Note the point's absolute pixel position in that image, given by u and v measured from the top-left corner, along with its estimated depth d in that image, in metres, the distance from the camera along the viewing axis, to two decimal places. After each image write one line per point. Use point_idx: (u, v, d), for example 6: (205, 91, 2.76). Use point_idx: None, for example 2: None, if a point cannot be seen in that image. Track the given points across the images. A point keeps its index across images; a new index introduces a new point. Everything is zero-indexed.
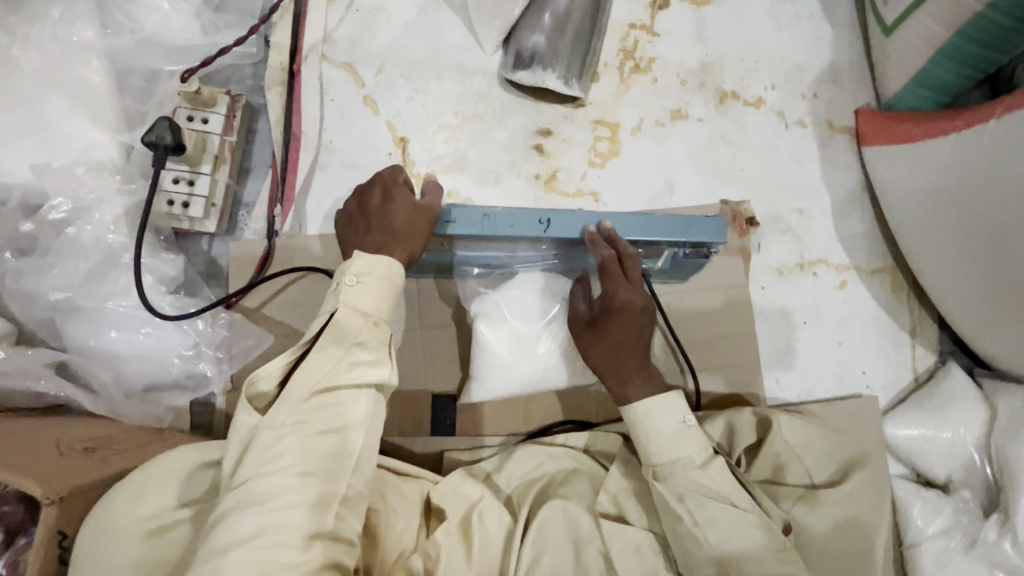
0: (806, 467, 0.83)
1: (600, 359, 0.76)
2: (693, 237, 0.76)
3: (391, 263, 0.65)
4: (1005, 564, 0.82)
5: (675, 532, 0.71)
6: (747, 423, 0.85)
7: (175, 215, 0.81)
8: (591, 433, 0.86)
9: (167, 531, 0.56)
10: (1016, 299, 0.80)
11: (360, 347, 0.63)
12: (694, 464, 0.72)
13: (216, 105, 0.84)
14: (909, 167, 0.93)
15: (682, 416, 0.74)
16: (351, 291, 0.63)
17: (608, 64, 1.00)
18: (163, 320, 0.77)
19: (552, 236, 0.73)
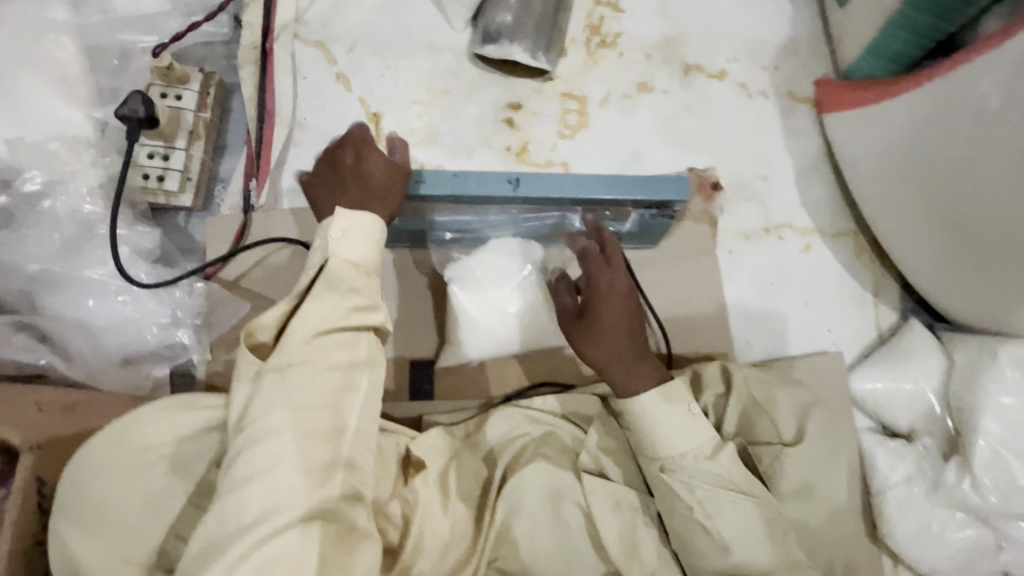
0: (772, 419, 0.84)
1: (600, 353, 0.74)
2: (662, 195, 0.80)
3: (370, 220, 0.66)
4: (963, 502, 0.87)
5: (683, 522, 0.71)
6: (714, 375, 0.88)
7: (152, 189, 0.83)
8: (569, 396, 0.86)
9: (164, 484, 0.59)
10: (975, 247, 0.83)
11: (355, 292, 0.63)
12: (705, 455, 0.72)
13: (189, 82, 0.85)
14: (867, 132, 0.96)
15: (686, 406, 0.74)
16: (339, 243, 0.64)
17: (575, 40, 1.03)
18: (140, 290, 0.78)
19: (522, 194, 0.74)
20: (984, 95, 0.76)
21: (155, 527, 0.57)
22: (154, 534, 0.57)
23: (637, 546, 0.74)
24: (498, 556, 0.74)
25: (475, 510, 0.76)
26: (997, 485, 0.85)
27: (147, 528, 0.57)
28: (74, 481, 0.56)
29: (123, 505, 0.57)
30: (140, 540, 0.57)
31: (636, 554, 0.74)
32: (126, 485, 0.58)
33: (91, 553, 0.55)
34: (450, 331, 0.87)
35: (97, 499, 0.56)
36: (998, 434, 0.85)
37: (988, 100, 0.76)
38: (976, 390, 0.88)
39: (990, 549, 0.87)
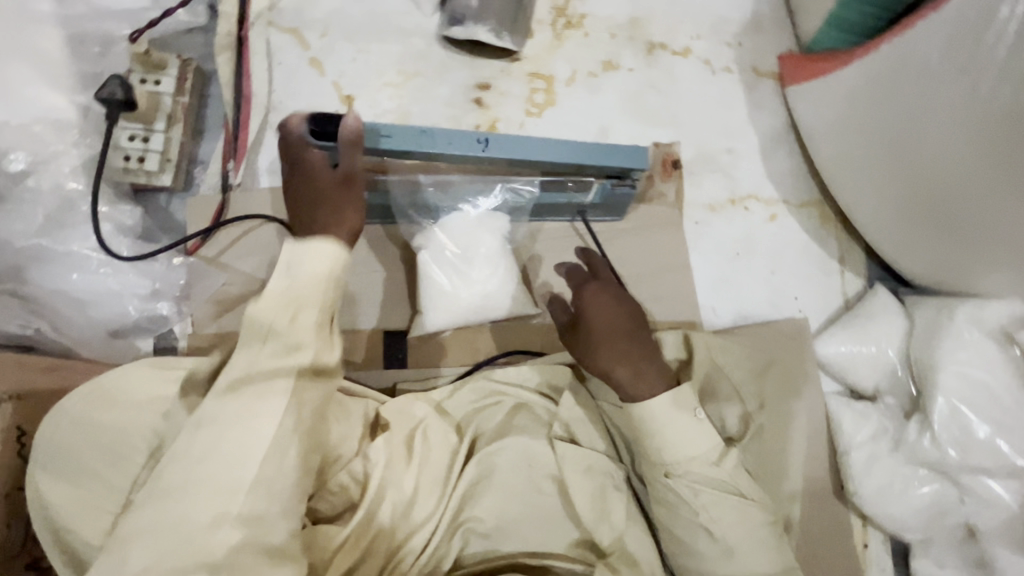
0: (733, 383, 0.92)
1: (606, 362, 0.75)
2: (622, 163, 0.82)
3: (323, 255, 0.63)
4: (926, 459, 0.88)
5: (682, 523, 0.74)
6: (673, 342, 0.92)
7: (132, 169, 0.86)
8: (540, 369, 0.88)
9: (133, 436, 0.62)
10: (933, 205, 0.85)
11: (279, 338, 0.60)
12: (710, 461, 0.74)
13: (167, 67, 0.90)
14: (823, 103, 0.99)
15: (694, 411, 0.75)
16: (279, 284, 0.62)
17: (542, 22, 1.06)
18: (121, 262, 0.84)
19: (491, 154, 0.78)
20: (927, 54, 0.80)
21: (124, 477, 0.61)
22: (122, 484, 0.60)
23: (606, 508, 0.77)
24: (467, 517, 0.74)
25: (445, 471, 0.77)
26: (954, 440, 0.87)
27: (115, 476, 0.61)
28: (50, 432, 0.61)
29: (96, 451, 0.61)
30: (110, 488, 0.60)
31: (606, 515, 0.76)
32: (99, 435, 0.62)
33: (65, 496, 0.59)
34: (420, 303, 0.90)
35: (71, 444, 0.61)
36: (959, 392, 0.87)
37: (932, 60, 0.79)
38: (933, 348, 0.90)
39: (952, 503, 0.89)
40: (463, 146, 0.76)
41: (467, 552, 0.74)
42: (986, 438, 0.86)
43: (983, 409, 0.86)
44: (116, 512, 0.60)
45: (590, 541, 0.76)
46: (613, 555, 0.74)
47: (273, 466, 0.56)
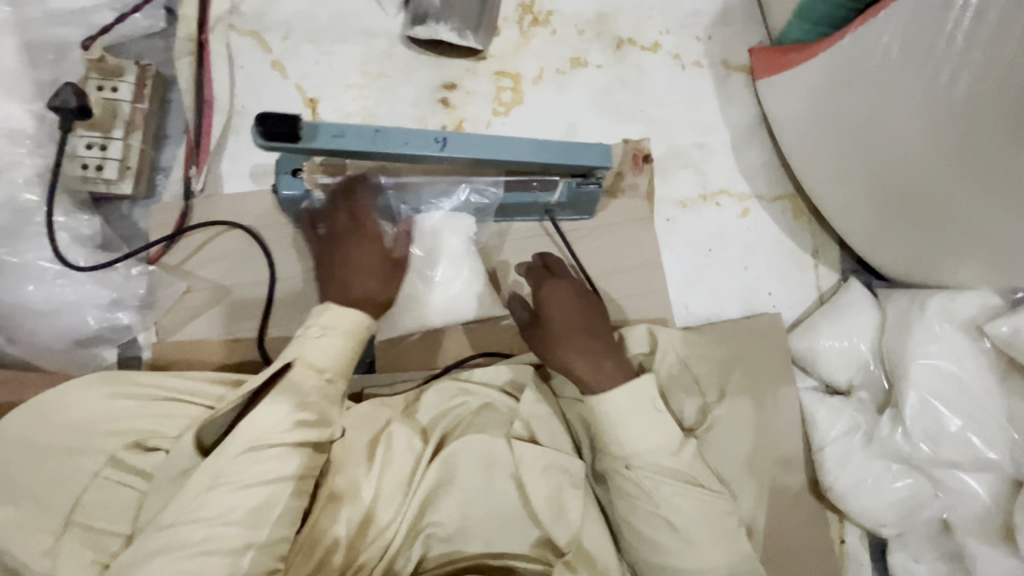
0: (693, 375, 0.93)
1: (570, 357, 0.78)
2: (585, 163, 0.79)
3: (357, 321, 0.71)
4: (898, 454, 0.88)
5: (638, 512, 0.75)
6: (640, 335, 0.92)
7: (91, 178, 0.86)
8: (511, 368, 0.88)
9: (84, 455, 0.63)
10: (901, 198, 0.84)
11: (306, 403, 0.65)
12: (669, 452, 0.77)
13: (125, 74, 0.89)
14: (790, 96, 0.98)
15: (652, 403, 0.78)
16: (314, 342, 0.69)
17: (508, 19, 1.05)
18: (77, 273, 0.82)
19: (449, 155, 0.74)
20: (886, 46, 0.79)
21: (67, 495, 0.61)
22: (63, 503, 0.61)
23: (563, 506, 0.77)
24: (427, 523, 0.75)
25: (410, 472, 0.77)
26: (925, 434, 0.86)
27: (57, 495, 0.61)
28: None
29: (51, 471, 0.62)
30: (51, 507, 0.60)
31: (563, 514, 0.77)
32: (45, 458, 0.62)
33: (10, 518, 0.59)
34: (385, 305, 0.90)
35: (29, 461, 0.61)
36: (929, 386, 0.86)
37: (892, 52, 0.79)
38: (906, 340, 0.89)
39: (927, 497, 0.88)
40: (419, 146, 0.73)
41: (430, 555, 0.75)
42: (957, 431, 0.85)
43: (954, 402, 0.86)
44: (57, 533, 0.59)
45: (549, 541, 0.77)
46: (570, 552, 0.75)
47: (259, 492, 0.61)
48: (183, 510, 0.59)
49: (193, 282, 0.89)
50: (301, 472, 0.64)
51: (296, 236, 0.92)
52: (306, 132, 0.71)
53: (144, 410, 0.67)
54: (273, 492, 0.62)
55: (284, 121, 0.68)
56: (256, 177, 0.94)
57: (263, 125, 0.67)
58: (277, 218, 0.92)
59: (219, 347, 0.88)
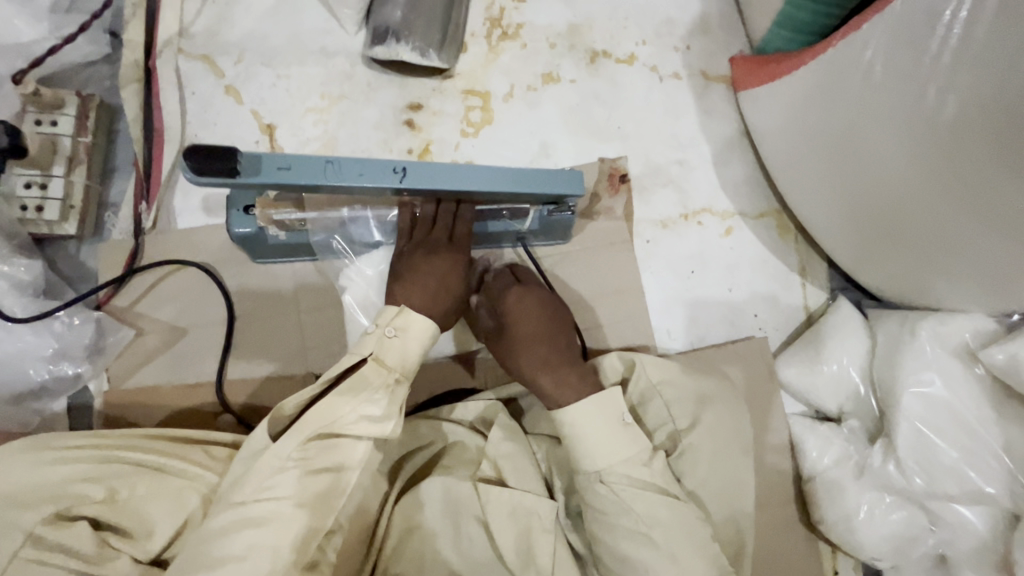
0: (666, 401, 0.81)
1: (536, 370, 0.75)
2: (553, 191, 0.73)
3: (428, 324, 0.67)
4: (890, 485, 0.84)
5: (612, 530, 0.69)
6: (612, 364, 0.83)
7: (31, 220, 0.81)
8: (482, 405, 0.83)
9: (3, 531, 0.56)
10: (888, 219, 0.80)
11: (369, 402, 0.62)
12: (641, 462, 0.71)
13: (65, 106, 0.84)
14: (772, 110, 0.93)
15: (620, 415, 0.72)
16: (390, 342, 0.65)
17: (475, 34, 1.00)
18: (16, 325, 0.78)
19: (408, 187, 0.67)
20: (869, 62, 0.75)
21: None
22: None
23: (533, 551, 0.71)
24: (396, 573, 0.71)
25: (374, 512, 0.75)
26: (918, 466, 0.82)
27: None
28: None
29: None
30: None
31: (532, 561, 0.71)
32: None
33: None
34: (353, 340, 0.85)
35: None
36: (920, 413, 0.83)
37: (876, 68, 0.74)
38: (896, 367, 0.85)
39: (922, 530, 0.84)
40: (376, 179, 0.65)
41: None
42: (952, 464, 0.81)
43: (949, 433, 0.82)
44: None
45: None
46: None
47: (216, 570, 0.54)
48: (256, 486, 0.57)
49: (143, 324, 0.85)
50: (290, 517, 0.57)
51: (254, 271, 0.87)
52: (248, 166, 0.62)
53: (77, 475, 0.60)
54: (340, 477, 0.61)
55: (220, 156, 0.59)
56: (210, 210, 0.89)
57: (194, 159, 0.58)
58: (234, 253, 0.87)
59: (171, 390, 0.83)
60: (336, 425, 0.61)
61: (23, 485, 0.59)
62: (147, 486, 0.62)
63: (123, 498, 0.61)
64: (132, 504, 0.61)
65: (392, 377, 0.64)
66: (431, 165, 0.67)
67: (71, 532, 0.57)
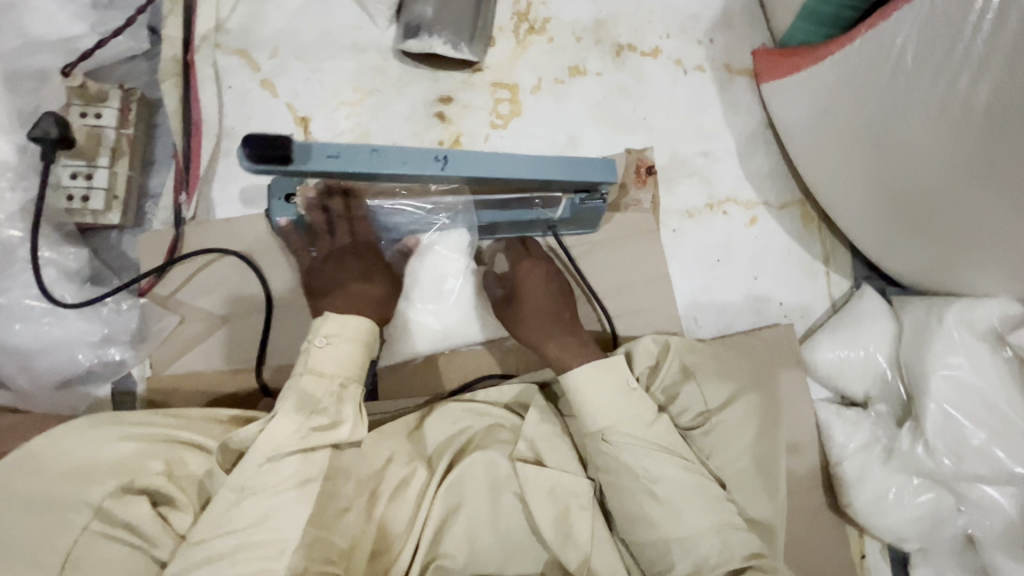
0: (700, 386, 0.81)
1: (561, 353, 0.78)
2: (588, 178, 0.75)
3: (358, 325, 0.70)
4: (919, 468, 0.85)
5: (629, 492, 0.71)
6: (647, 349, 0.84)
7: (77, 209, 0.84)
8: (515, 391, 0.85)
9: (73, 507, 0.58)
10: (916, 205, 0.82)
11: (320, 412, 0.65)
12: (645, 421, 0.74)
13: (108, 99, 0.86)
14: (797, 100, 0.94)
15: (626, 379, 0.75)
16: (321, 352, 0.67)
17: (503, 28, 1.02)
18: (65, 310, 0.80)
19: (451, 174, 0.68)
20: (900, 50, 0.76)
21: (54, 551, 0.56)
22: (54, 560, 0.56)
23: (571, 529, 0.72)
24: (438, 554, 0.72)
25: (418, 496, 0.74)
26: (949, 448, 0.83)
27: (45, 553, 0.56)
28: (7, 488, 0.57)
29: (47, 524, 0.57)
30: (38, 567, 0.55)
31: (571, 538, 0.72)
32: (35, 510, 0.57)
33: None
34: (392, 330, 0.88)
35: (34, 501, 0.57)
36: (947, 396, 0.84)
37: (906, 56, 0.76)
38: (924, 352, 0.87)
39: (950, 512, 0.86)
40: (420, 165, 0.67)
41: None
42: (981, 445, 0.82)
43: (977, 415, 0.83)
44: None
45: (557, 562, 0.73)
46: None
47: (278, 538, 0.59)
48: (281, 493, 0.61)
49: (183, 312, 0.87)
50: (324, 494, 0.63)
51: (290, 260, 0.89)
52: (300, 154, 0.63)
53: (138, 450, 0.62)
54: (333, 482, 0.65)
55: (276, 144, 0.61)
56: (248, 201, 0.91)
57: (253, 147, 0.60)
58: (271, 243, 0.89)
59: (214, 377, 0.85)
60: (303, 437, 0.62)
61: (85, 458, 0.60)
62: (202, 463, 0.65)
63: (180, 474, 0.63)
64: (189, 480, 0.64)
65: (335, 383, 0.67)
66: (473, 152, 0.69)
67: (135, 506, 0.60)
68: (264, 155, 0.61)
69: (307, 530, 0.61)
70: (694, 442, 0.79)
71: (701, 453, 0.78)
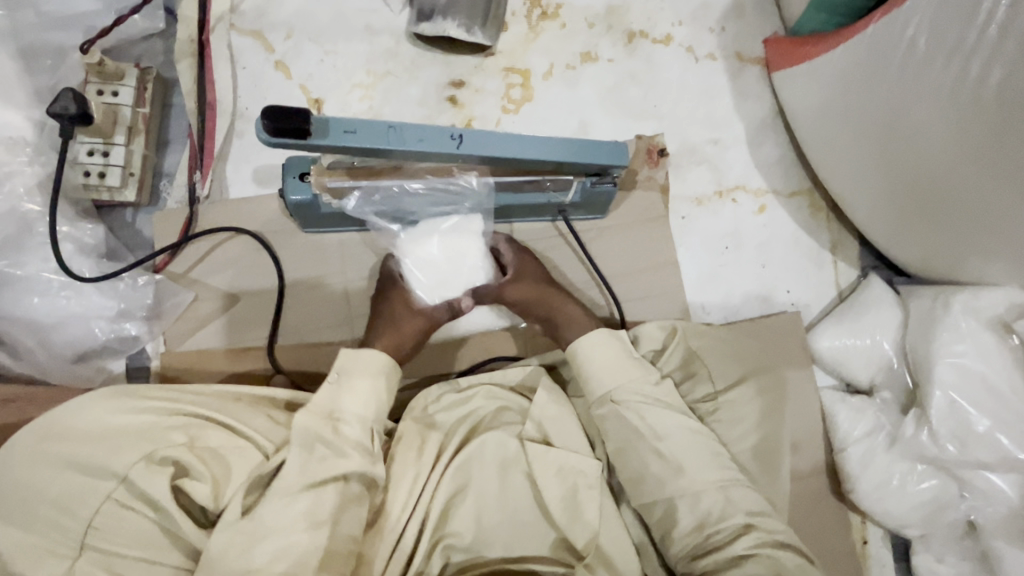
0: (709, 368, 0.82)
1: (574, 332, 0.81)
2: (599, 162, 0.75)
3: (372, 356, 0.75)
4: (923, 454, 0.86)
5: (636, 471, 0.72)
6: (654, 332, 0.85)
7: (93, 185, 0.85)
8: (524, 370, 0.85)
9: (95, 473, 0.59)
10: (926, 192, 0.82)
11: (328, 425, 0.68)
12: (650, 382, 0.76)
13: (124, 78, 0.87)
14: (809, 87, 0.94)
15: (628, 348, 0.79)
16: (329, 386, 0.72)
17: (516, 14, 1.02)
18: (83, 284, 0.82)
19: (464, 154, 0.69)
20: (912, 37, 0.76)
21: (77, 518, 0.58)
22: (77, 527, 0.58)
23: (579, 507, 0.73)
24: (445, 533, 0.72)
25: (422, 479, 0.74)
26: (953, 434, 0.84)
27: (70, 517, 0.58)
28: (33, 453, 0.59)
29: (72, 487, 0.59)
30: (63, 528, 0.58)
31: (579, 517, 0.73)
32: (59, 474, 0.59)
33: (15, 537, 0.57)
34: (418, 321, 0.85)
35: (58, 468, 0.59)
36: (952, 383, 0.85)
37: (918, 43, 0.76)
38: (930, 340, 0.88)
39: (952, 498, 0.87)
40: (435, 144, 0.67)
41: (452, 562, 0.72)
42: (985, 432, 0.83)
43: (982, 402, 0.84)
44: (74, 557, 0.57)
45: (567, 543, 0.73)
46: (590, 557, 0.71)
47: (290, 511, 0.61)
48: (298, 464, 0.64)
49: (197, 290, 0.88)
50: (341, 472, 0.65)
51: (303, 240, 0.90)
52: (317, 128, 0.64)
53: (161, 423, 0.64)
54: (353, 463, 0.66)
55: (295, 117, 0.62)
56: (261, 181, 0.92)
57: (272, 119, 0.61)
58: (285, 223, 0.90)
59: (227, 355, 0.86)
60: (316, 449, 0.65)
61: (105, 427, 0.62)
62: (223, 440, 0.65)
63: (203, 449, 0.64)
64: (211, 455, 0.63)
65: (338, 401, 0.70)
66: (488, 132, 0.69)
67: (158, 479, 0.60)
68: (281, 128, 0.62)
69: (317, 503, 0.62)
70: (709, 421, 0.79)
71: (717, 432, 0.78)
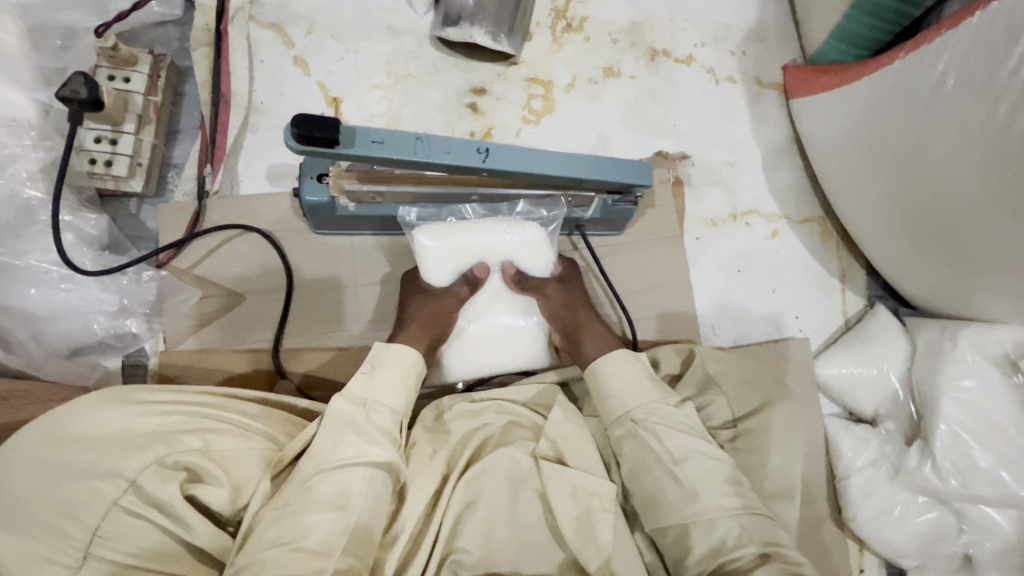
0: (726, 395, 0.82)
1: (597, 351, 0.80)
2: (623, 179, 0.74)
3: (405, 352, 0.73)
4: (928, 486, 0.86)
5: (653, 495, 0.71)
6: (669, 356, 0.88)
7: (99, 174, 0.82)
8: (537, 388, 0.84)
9: (103, 478, 0.56)
10: (940, 227, 0.83)
11: (341, 435, 0.65)
12: (670, 403, 0.76)
13: (138, 64, 0.85)
14: (829, 117, 0.96)
15: (646, 368, 0.79)
16: (363, 378, 0.70)
17: (541, 24, 1.02)
18: (84, 277, 0.78)
19: (490, 168, 0.67)
20: (940, 75, 0.77)
21: (82, 526, 0.55)
22: (80, 536, 0.55)
23: (592, 531, 0.71)
24: (454, 548, 0.70)
25: (434, 493, 0.72)
26: (956, 469, 0.85)
27: (73, 523, 0.55)
28: (32, 455, 0.56)
29: (71, 494, 0.56)
30: (66, 536, 0.55)
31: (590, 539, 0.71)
32: (61, 479, 0.56)
33: (8, 545, 0.54)
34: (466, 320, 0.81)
35: (57, 473, 0.56)
36: (957, 417, 0.86)
37: (945, 82, 0.77)
38: (936, 374, 0.89)
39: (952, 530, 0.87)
40: (462, 159, 0.66)
41: None
42: (987, 467, 0.84)
43: (985, 437, 0.85)
44: (76, 566, 0.54)
45: (576, 566, 0.71)
46: None
47: (300, 527, 0.58)
48: (308, 471, 0.62)
49: (203, 288, 0.85)
50: (352, 486, 0.62)
51: (314, 241, 0.88)
52: (345, 138, 0.63)
53: (170, 426, 0.61)
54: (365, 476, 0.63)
55: (323, 127, 0.60)
56: (274, 178, 0.89)
57: (300, 128, 0.59)
58: (296, 223, 0.87)
59: (208, 356, 0.83)
60: (329, 464, 0.63)
61: (107, 430, 0.59)
62: (234, 444, 0.63)
63: (214, 453, 0.62)
64: (224, 459, 0.62)
65: (355, 407, 0.67)
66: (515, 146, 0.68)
67: (167, 485, 0.58)
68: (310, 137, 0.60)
69: (328, 519, 0.59)
70: (733, 448, 0.79)
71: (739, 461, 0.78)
